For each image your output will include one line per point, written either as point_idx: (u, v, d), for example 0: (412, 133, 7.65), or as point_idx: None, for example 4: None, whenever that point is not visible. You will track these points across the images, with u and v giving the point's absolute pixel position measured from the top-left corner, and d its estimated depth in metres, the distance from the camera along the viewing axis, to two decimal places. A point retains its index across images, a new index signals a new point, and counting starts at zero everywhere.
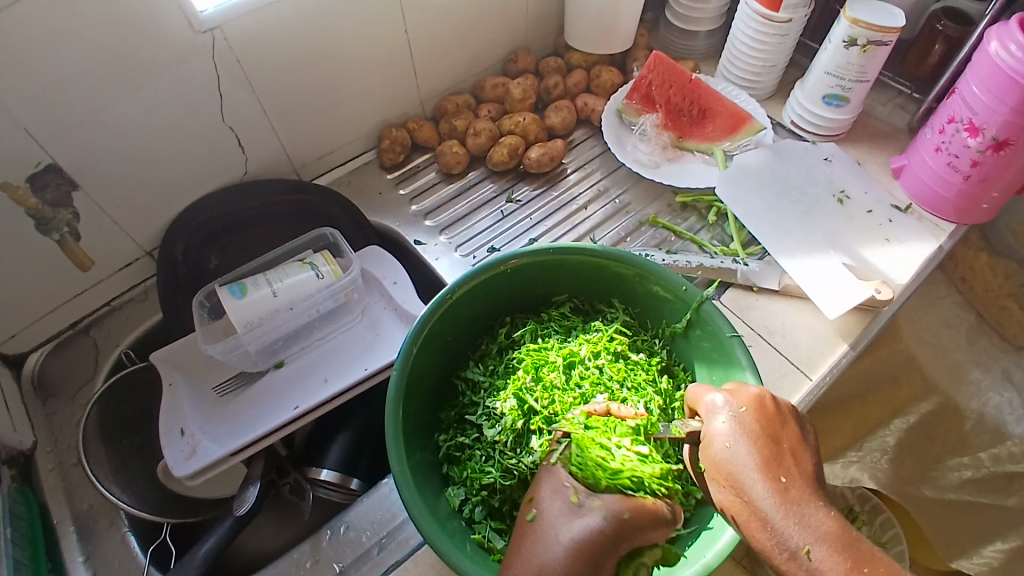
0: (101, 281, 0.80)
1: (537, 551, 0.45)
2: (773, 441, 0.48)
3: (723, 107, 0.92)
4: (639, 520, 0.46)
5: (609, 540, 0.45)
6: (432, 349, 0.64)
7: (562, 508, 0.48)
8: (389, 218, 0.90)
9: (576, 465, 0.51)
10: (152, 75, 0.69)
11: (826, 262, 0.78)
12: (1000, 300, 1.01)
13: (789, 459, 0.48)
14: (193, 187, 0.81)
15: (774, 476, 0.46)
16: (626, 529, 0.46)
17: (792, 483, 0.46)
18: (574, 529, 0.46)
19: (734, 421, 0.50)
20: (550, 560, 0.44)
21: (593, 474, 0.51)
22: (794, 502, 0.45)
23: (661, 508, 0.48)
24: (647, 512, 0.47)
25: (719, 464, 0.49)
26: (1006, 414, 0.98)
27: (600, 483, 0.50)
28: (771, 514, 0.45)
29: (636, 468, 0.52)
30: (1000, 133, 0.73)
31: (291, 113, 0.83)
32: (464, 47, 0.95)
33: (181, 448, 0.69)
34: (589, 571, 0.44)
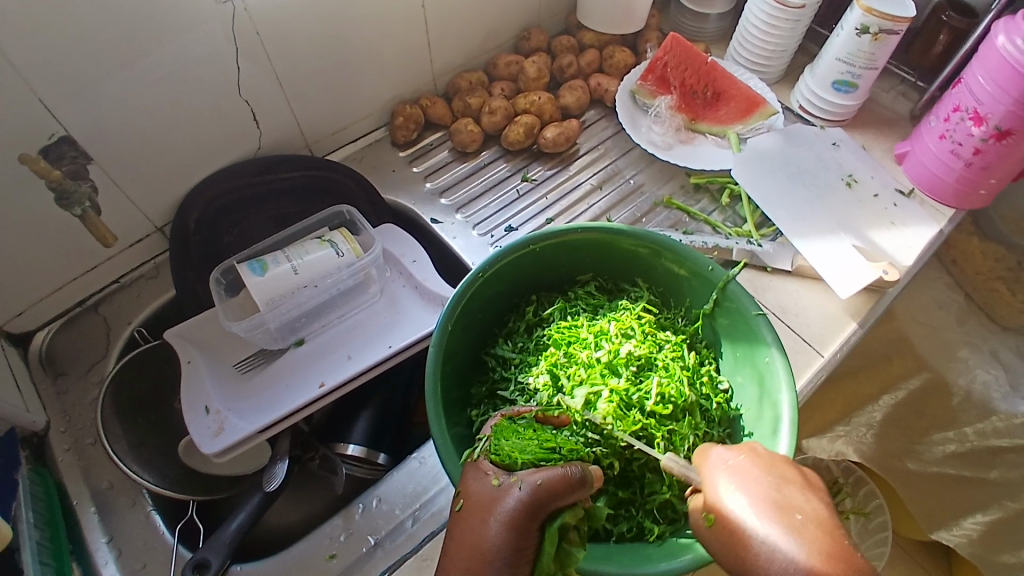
0: (112, 257, 0.78)
1: (471, 538, 0.46)
2: (784, 492, 0.45)
3: (735, 91, 0.93)
4: (554, 490, 0.46)
5: (531, 514, 0.46)
6: (463, 325, 0.65)
7: (484, 493, 0.48)
8: (404, 196, 0.90)
9: (492, 450, 0.52)
10: (170, 44, 0.67)
11: (836, 244, 0.80)
12: (990, 282, 1.07)
13: (802, 500, 0.45)
14: (207, 162, 0.79)
15: (797, 524, 0.43)
16: (545, 497, 0.46)
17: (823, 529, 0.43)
18: (497, 509, 0.46)
19: (743, 467, 0.48)
20: (482, 549, 0.45)
21: (508, 453, 0.52)
22: (822, 540, 0.42)
23: (573, 470, 0.48)
24: (560, 482, 0.47)
25: (747, 536, 0.44)
26: (992, 391, 1.05)
27: (516, 461, 0.51)
28: (821, 569, 0.40)
29: (547, 437, 0.55)
30: (1003, 123, 0.76)
31: (307, 87, 0.82)
32: (478, 23, 0.94)
33: (206, 426, 0.68)
34: (521, 544, 0.45)
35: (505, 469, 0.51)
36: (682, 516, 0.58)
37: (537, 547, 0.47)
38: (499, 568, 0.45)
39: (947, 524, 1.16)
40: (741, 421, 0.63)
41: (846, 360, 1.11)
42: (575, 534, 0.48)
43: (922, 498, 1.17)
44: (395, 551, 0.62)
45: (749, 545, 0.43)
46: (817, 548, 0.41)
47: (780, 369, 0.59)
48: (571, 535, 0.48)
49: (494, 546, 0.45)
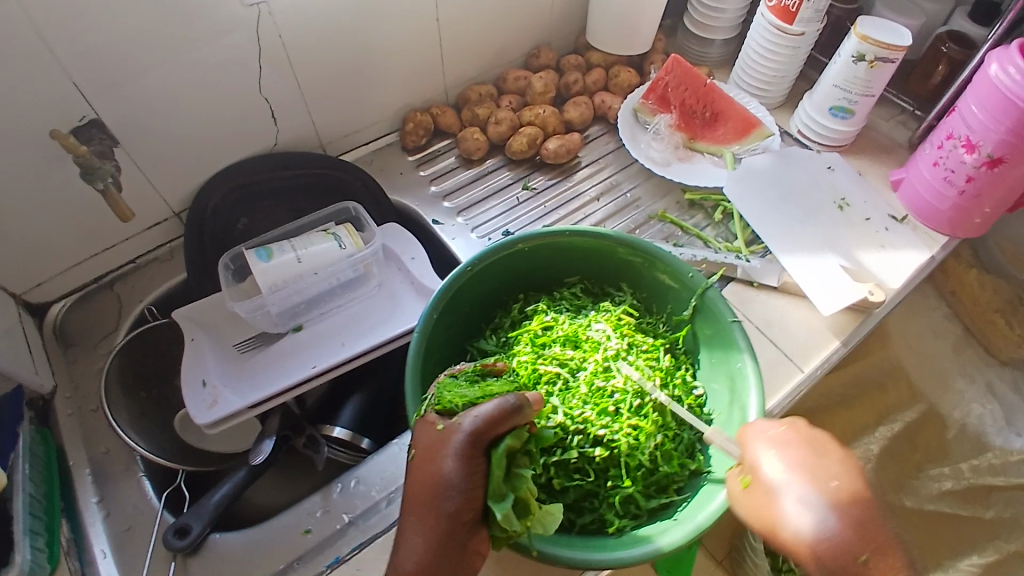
0: (130, 238, 0.84)
1: (428, 475, 0.50)
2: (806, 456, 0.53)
3: (734, 112, 0.96)
4: (492, 419, 0.50)
5: (478, 442, 0.50)
6: (450, 316, 0.68)
7: (431, 439, 0.51)
8: (409, 197, 0.94)
9: (436, 402, 0.55)
10: (199, 41, 0.72)
11: (823, 263, 0.82)
12: (987, 314, 1.07)
13: (835, 471, 0.52)
14: (226, 154, 0.84)
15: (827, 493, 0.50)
16: (485, 428, 0.50)
17: (839, 497, 0.50)
18: (446, 446, 0.50)
19: (780, 432, 0.55)
20: (436, 485, 0.49)
21: (450, 401, 0.55)
22: (866, 509, 0.50)
23: (510, 400, 0.52)
24: (495, 411, 0.51)
25: (784, 512, 0.50)
26: (987, 425, 1.05)
27: (455, 406, 0.54)
28: (858, 545, 0.48)
29: (486, 386, 0.58)
30: (995, 151, 0.78)
31: (324, 90, 0.87)
32: (491, 40, 0.99)
33: (203, 399, 0.72)
34: (475, 470, 0.50)
35: (448, 415, 0.54)
36: (644, 513, 0.59)
37: (488, 473, 0.51)
38: (455, 496, 0.49)
39: None
40: (712, 425, 0.64)
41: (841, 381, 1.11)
42: (522, 458, 0.53)
43: None
44: (369, 529, 0.65)
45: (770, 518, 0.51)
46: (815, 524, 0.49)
47: (751, 374, 0.61)
48: (518, 459, 0.52)
49: (448, 479, 0.49)
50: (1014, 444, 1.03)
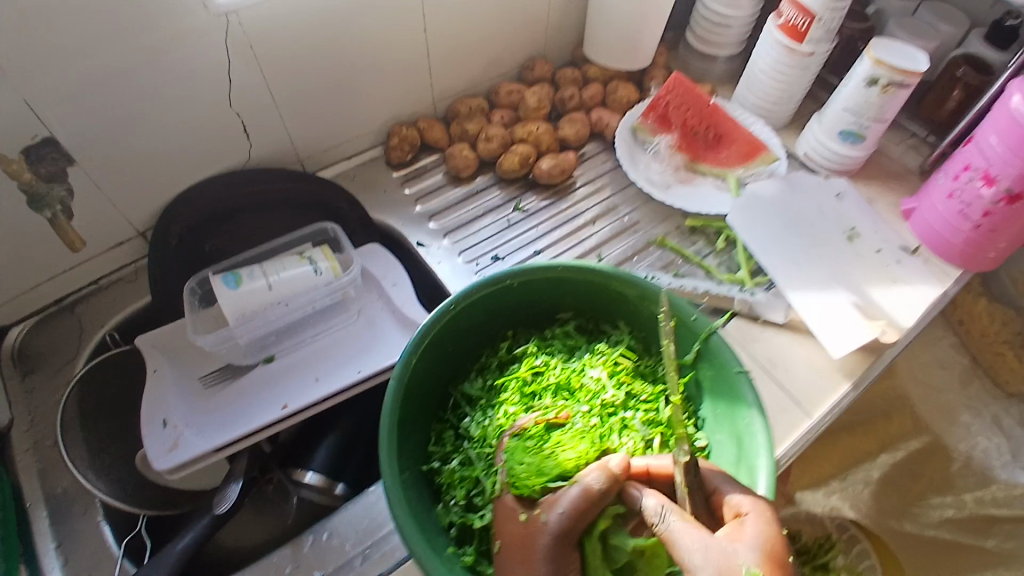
0: (93, 258, 0.77)
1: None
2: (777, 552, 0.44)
3: (739, 135, 0.91)
4: (578, 511, 0.48)
5: (567, 536, 0.47)
6: (432, 357, 0.63)
7: (517, 531, 0.49)
8: (393, 217, 0.88)
9: (511, 480, 0.52)
10: (164, 52, 0.66)
11: (833, 300, 0.77)
12: (997, 346, 1.00)
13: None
14: (195, 171, 0.78)
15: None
16: (570, 521, 0.47)
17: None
18: (535, 544, 0.47)
19: (752, 518, 0.45)
20: None
21: (526, 483, 0.52)
22: None
23: (592, 481, 0.48)
24: (581, 500, 0.48)
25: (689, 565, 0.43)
26: (993, 460, 0.97)
27: (537, 490, 0.51)
28: None
29: (552, 450, 0.54)
30: (1014, 186, 0.73)
31: (301, 102, 0.81)
32: (483, 50, 0.93)
33: (162, 440, 0.66)
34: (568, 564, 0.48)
35: (528, 501, 0.51)
36: None
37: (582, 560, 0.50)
38: None
39: None
40: None
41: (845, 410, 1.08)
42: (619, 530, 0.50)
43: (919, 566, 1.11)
44: None
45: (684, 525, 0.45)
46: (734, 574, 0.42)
47: (760, 432, 0.56)
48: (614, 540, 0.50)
49: None
50: (1020, 479, 0.96)
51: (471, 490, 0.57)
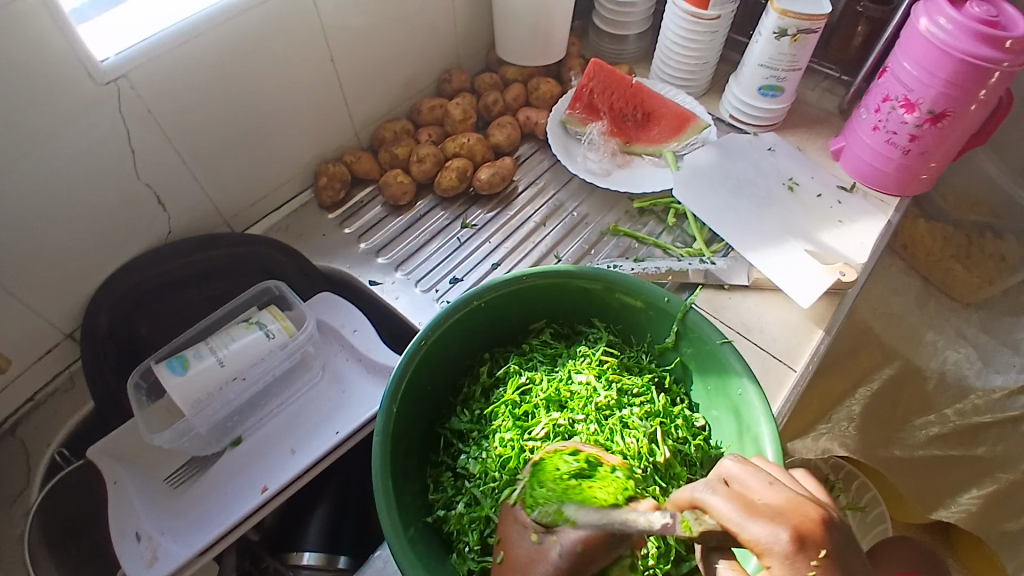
0: (23, 372, 0.70)
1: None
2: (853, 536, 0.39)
3: (666, 109, 0.93)
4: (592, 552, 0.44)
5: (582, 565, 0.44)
6: (412, 399, 0.59)
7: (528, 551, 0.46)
8: (338, 260, 0.84)
9: (529, 502, 0.49)
10: (56, 136, 0.61)
11: (791, 253, 0.78)
12: (945, 263, 1.02)
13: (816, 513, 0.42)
14: (114, 255, 0.71)
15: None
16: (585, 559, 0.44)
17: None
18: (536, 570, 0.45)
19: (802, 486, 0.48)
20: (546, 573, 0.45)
21: (547, 509, 0.47)
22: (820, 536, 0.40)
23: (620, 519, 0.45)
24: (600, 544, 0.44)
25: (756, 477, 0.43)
26: (966, 369, 1.02)
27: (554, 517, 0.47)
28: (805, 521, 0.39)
29: (579, 483, 0.49)
30: (936, 107, 0.75)
31: (216, 160, 0.76)
32: (396, 71, 0.91)
33: (138, 555, 0.62)
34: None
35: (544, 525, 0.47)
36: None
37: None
38: None
39: (943, 503, 1.10)
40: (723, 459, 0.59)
41: (832, 367, 1.03)
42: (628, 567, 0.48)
43: (914, 482, 1.10)
44: None
45: (735, 501, 0.39)
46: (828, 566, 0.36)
47: (755, 400, 0.55)
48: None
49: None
50: (995, 382, 1.00)
51: (483, 530, 0.54)
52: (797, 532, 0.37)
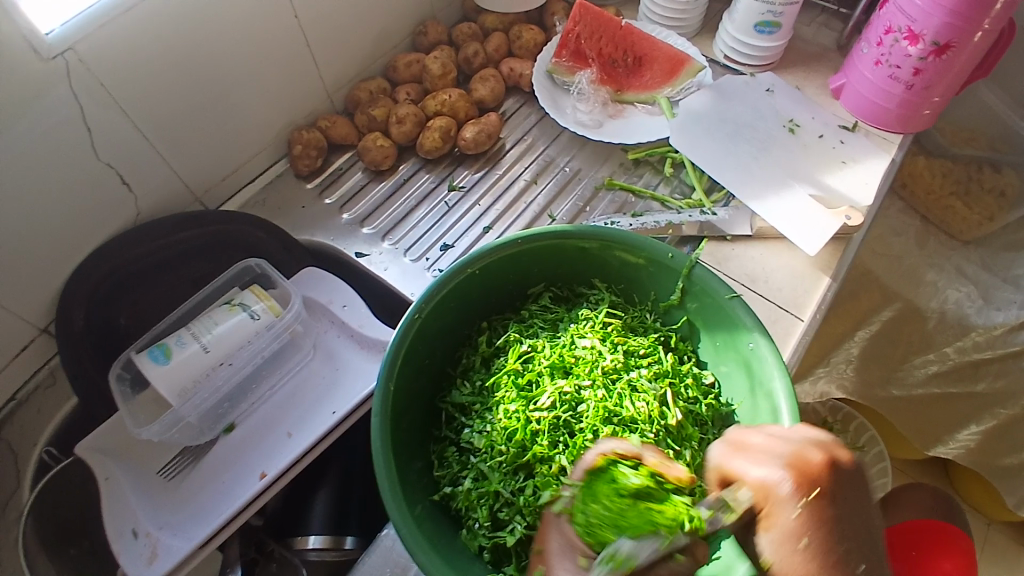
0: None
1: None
2: (858, 481, 0.41)
3: (658, 52, 0.88)
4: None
5: None
6: (410, 374, 0.56)
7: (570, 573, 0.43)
8: (321, 233, 0.80)
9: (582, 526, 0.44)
10: (7, 119, 0.55)
11: (794, 198, 0.75)
12: (944, 200, 0.98)
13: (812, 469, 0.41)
14: (83, 243, 0.66)
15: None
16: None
17: (858, 546, 0.39)
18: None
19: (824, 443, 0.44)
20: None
21: (601, 535, 0.44)
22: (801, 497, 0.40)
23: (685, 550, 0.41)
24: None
25: (751, 448, 0.44)
26: (966, 307, 0.94)
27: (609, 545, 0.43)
28: (775, 482, 0.41)
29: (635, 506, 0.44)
30: (941, 38, 0.71)
31: (181, 134, 0.70)
32: (367, 26, 0.84)
33: (139, 552, 0.59)
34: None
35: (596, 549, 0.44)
36: None
37: None
38: None
39: (941, 441, 1.12)
40: (735, 417, 0.57)
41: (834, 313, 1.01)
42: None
43: (911, 420, 1.11)
44: None
45: (745, 456, 0.44)
46: (818, 504, 0.39)
47: (768, 354, 0.53)
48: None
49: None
50: (994, 319, 0.93)
51: (493, 506, 0.52)
52: (793, 474, 0.40)
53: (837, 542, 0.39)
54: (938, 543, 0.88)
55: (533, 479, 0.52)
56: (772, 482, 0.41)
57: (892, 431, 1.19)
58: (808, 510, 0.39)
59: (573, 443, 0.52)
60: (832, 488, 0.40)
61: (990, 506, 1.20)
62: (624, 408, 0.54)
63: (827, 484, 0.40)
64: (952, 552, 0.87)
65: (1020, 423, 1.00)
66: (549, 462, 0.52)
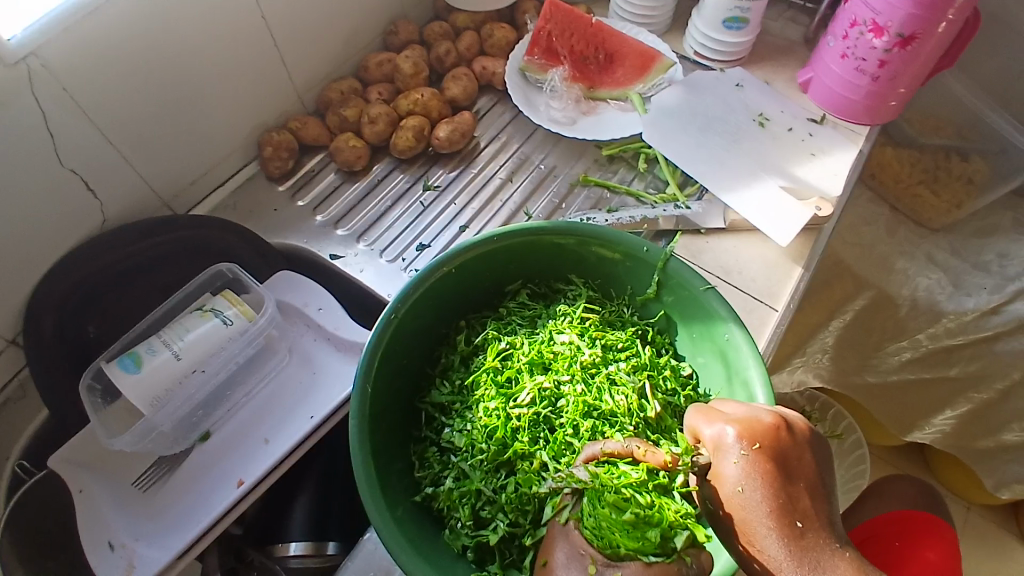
0: None
1: None
2: (807, 449, 0.42)
3: (629, 48, 0.89)
4: None
5: None
6: (388, 375, 0.56)
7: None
8: (295, 236, 0.79)
9: (591, 529, 0.43)
10: None
11: (765, 190, 0.76)
12: (913, 189, 1.01)
13: (759, 426, 0.42)
14: (47, 252, 0.64)
15: (785, 527, 0.39)
16: None
17: (799, 505, 0.40)
18: None
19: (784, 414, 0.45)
20: None
21: (612, 538, 0.42)
22: (749, 452, 0.41)
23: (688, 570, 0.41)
24: None
25: (715, 407, 0.46)
26: (937, 294, 0.96)
27: (618, 549, 0.41)
28: (727, 435, 0.42)
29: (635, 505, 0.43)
30: (905, 29, 0.72)
31: (146, 137, 0.68)
32: (336, 25, 0.83)
33: (115, 565, 0.58)
34: None
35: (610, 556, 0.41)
36: None
37: None
38: None
39: (918, 425, 1.14)
40: None
41: (809, 303, 1.03)
42: None
43: (888, 407, 1.14)
44: None
45: (706, 415, 0.45)
46: (760, 458, 0.41)
47: (743, 343, 0.53)
48: None
49: None
50: (965, 305, 0.95)
51: (475, 504, 0.52)
52: (741, 429, 0.42)
53: (774, 496, 0.40)
54: (917, 532, 0.91)
55: (514, 476, 0.52)
56: (724, 435, 0.42)
57: (871, 419, 1.22)
58: (749, 464, 0.40)
59: (554, 439, 0.52)
60: (777, 448, 0.41)
61: (966, 487, 1.24)
62: (604, 403, 0.54)
63: (771, 444, 0.41)
64: (936, 542, 0.89)
65: (993, 407, 1.03)
66: (530, 458, 0.52)
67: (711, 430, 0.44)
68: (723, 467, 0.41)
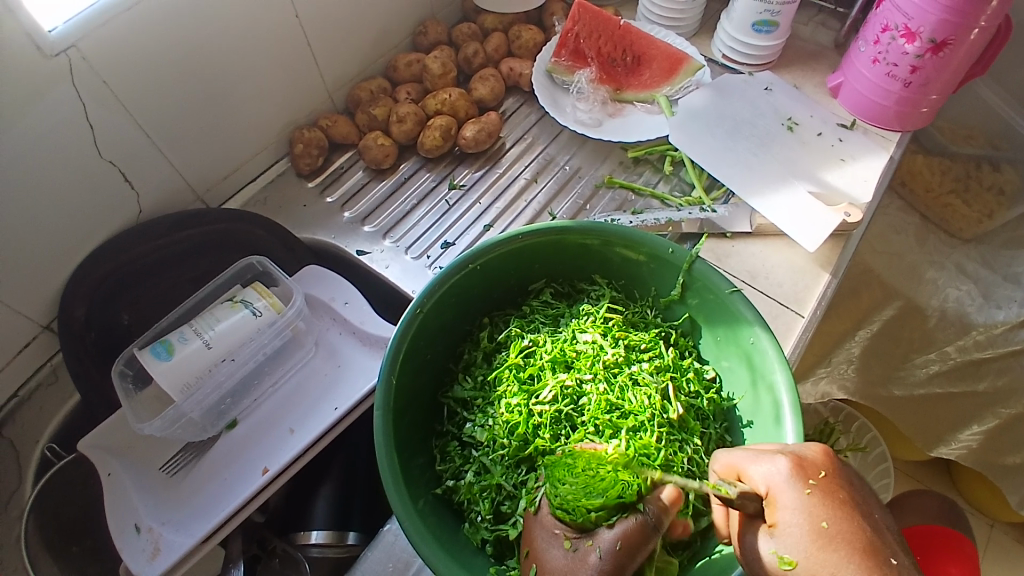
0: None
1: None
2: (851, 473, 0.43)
3: (656, 51, 0.89)
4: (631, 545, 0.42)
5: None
6: (412, 369, 0.56)
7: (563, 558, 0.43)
8: (322, 232, 0.80)
9: (556, 502, 0.46)
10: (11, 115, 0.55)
11: (793, 195, 0.75)
12: (942, 198, 0.98)
13: (810, 463, 0.41)
14: (84, 240, 0.67)
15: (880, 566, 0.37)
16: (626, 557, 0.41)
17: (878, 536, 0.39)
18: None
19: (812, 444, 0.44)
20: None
21: (580, 506, 0.45)
22: (814, 489, 0.40)
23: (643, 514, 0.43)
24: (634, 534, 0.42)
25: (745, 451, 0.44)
26: (968, 305, 0.95)
27: (587, 513, 0.44)
28: (788, 475, 0.40)
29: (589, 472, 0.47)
30: (938, 35, 0.71)
31: (181, 131, 0.70)
32: (367, 25, 0.85)
33: (141, 548, 0.59)
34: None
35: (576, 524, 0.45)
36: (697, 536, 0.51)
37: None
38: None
39: (943, 440, 1.12)
40: (737, 410, 0.57)
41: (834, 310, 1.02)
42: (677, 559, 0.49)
43: (913, 420, 1.11)
44: None
45: (747, 457, 0.43)
46: (823, 492, 0.40)
47: (768, 348, 0.53)
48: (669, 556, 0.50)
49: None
50: (996, 318, 0.93)
51: (495, 498, 0.52)
52: (792, 464, 0.41)
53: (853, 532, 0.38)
54: (942, 549, 0.88)
55: (535, 472, 0.52)
56: (783, 474, 0.41)
57: (896, 431, 1.19)
58: (816, 502, 0.39)
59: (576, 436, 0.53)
60: (833, 480, 0.41)
61: (992, 505, 1.20)
62: (627, 402, 0.54)
63: (827, 475, 0.41)
64: (958, 558, 0.87)
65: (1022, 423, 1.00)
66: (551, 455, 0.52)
67: (758, 474, 0.42)
68: (788, 512, 0.39)
